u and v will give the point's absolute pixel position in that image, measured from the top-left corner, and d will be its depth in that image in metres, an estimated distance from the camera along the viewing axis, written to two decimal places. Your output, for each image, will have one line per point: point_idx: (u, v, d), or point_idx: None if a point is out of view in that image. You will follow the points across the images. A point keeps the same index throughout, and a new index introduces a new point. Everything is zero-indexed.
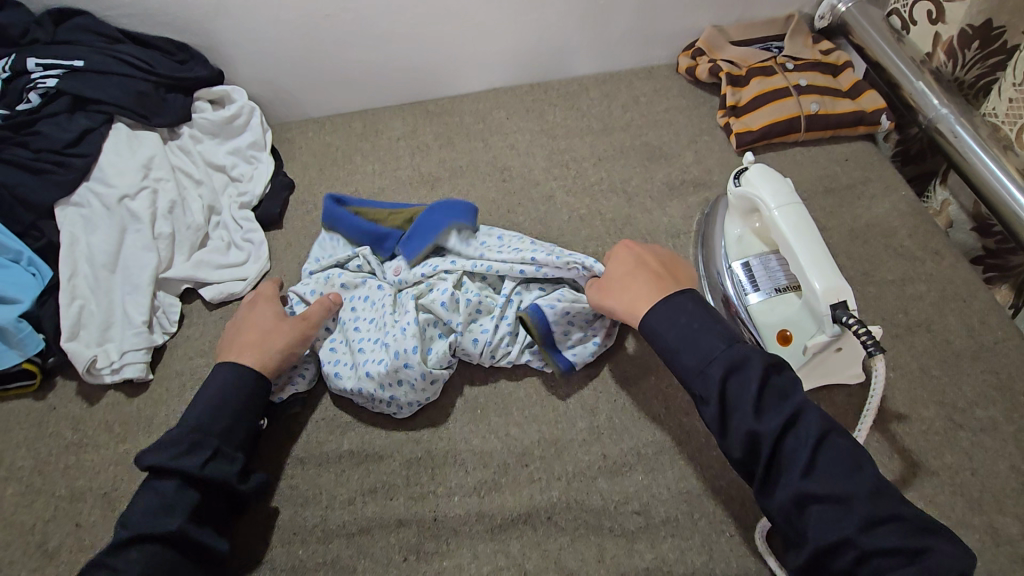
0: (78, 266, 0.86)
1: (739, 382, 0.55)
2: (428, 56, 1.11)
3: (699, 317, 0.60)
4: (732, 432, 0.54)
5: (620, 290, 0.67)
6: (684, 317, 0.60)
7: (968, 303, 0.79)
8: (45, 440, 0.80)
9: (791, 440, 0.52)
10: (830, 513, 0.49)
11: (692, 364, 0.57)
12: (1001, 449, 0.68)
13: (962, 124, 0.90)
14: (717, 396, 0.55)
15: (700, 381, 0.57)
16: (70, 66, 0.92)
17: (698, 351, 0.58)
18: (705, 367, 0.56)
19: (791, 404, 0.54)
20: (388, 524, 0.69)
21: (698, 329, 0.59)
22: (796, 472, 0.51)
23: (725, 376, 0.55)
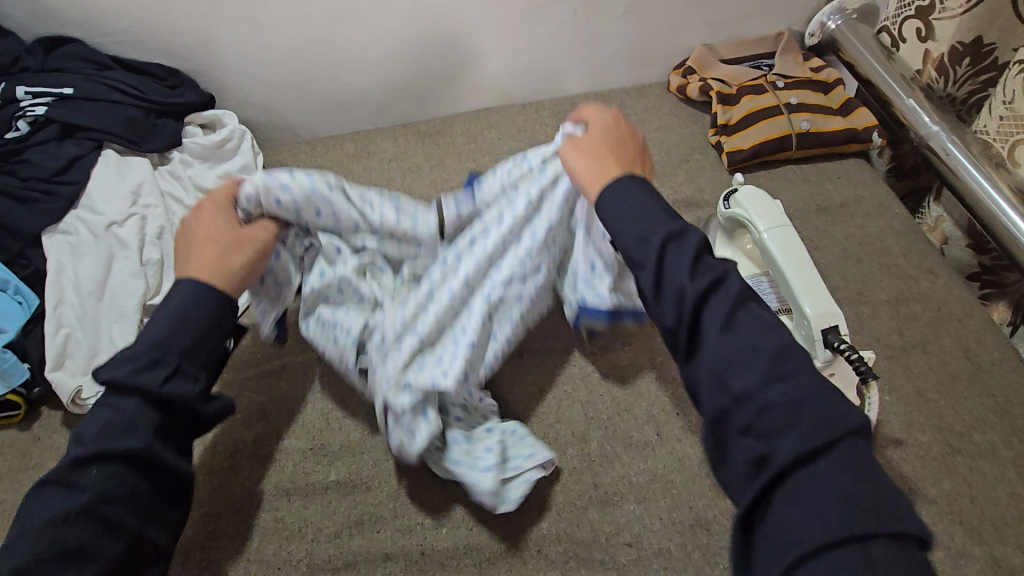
0: (65, 294, 0.85)
1: (681, 262, 0.50)
2: (419, 78, 1.12)
3: (643, 203, 0.55)
4: (666, 293, 0.49)
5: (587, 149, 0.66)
6: (633, 199, 0.55)
7: (964, 323, 0.78)
8: (29, 473, 0.79)
9: (712, 309, 0.48)
10: (735, 377, 0.45)
11: (629, 245, 0.53)
12: (1000, 474, 0.66)
13: (953, 142, 0.89)
14: (654, 262, 0.51)
15: (642, 248, 0.52)
16: (59, 94, 0.93)
17: (639, 229, 0.53)
18: (645, 239, 0.52)
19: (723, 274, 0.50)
20: (375, 558, 0.67)
21: (643, 213, 0.54)
22: (713, 332, 0.47)
23: (665, 243, 0.51)
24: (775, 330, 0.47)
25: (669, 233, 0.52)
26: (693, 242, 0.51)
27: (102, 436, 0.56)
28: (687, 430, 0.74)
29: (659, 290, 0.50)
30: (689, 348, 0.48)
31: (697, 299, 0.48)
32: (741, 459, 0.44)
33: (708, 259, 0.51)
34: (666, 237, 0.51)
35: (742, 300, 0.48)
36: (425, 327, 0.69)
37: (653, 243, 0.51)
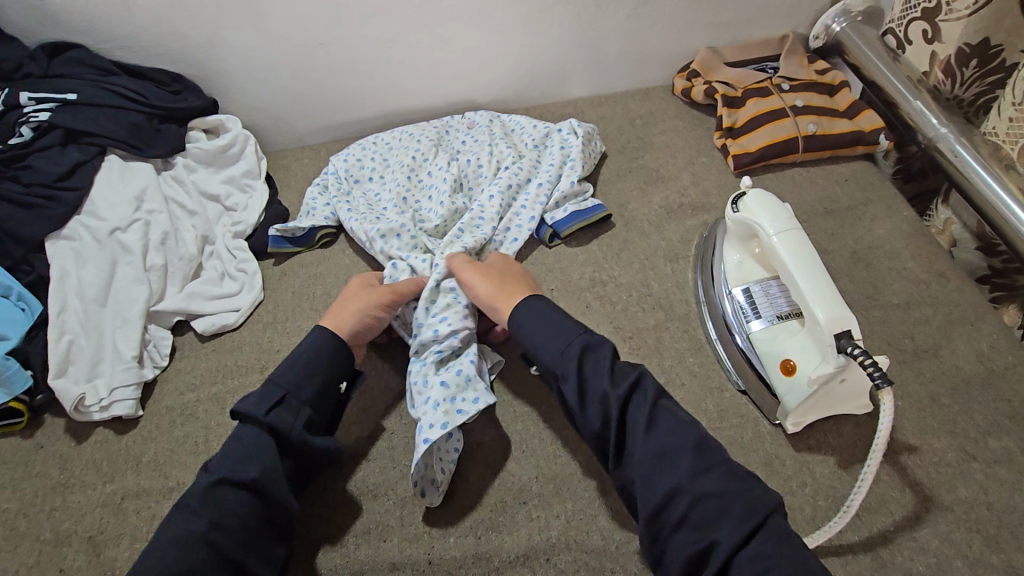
0: (68, 300, 0.85)
1: (604, 372, 0.63)
2: (423, 82, 1.11)
3: (552, 316, 0.69)
4: (590, 403, 0.62)
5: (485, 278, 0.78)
6: (538, 318, 0.69)
7: (976, 326, 0.77)
8: (32, 481, 0.78)
9: (635, 413, 0.61)
10: (663, 472, 0.57)
11: (551, 358, 0.66)
12: (1016, 481, 0.65)
13: (962, 144, 0.89)
14: (574, 376, 0.63)
15: (561, 360, 0.65)
16: (63, 99, 0.92)
17: (551, 345, 0.66)
18: (564, 351, 0.65)
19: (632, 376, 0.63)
20: (382, 567, 0.66)
21: (549, 324, 0.68)
22: (637, 438, 0.59)
23: (582, 353, 0.65)
24: (686, 418, 0.61)
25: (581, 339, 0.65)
26: (594, 345, 0.66)
27: (224, 467, 0.62)
28: None
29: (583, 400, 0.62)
30: (619, 455, 0.61)
31: (621, 403, 0.61)
32: (682, 552, 0.55)
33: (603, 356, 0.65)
34: (579, 347, 0.65)
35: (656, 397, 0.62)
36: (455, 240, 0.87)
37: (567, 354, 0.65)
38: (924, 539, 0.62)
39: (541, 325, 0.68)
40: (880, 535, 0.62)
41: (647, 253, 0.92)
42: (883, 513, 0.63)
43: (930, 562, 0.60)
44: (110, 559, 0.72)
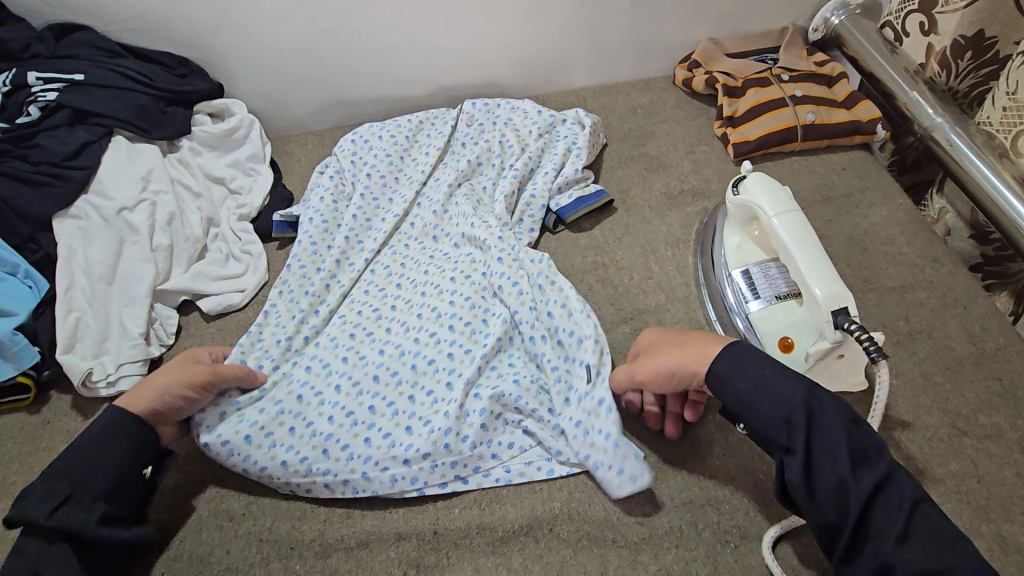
0: (76, 278, 0.85)
1: (836, 436, 0.55)
2: (427, 70, 1.13)
3: (763, 368, 0.59)
4: (821, 489, 0.53)
5: (677, 351, 0.65)
6: (750, 373, 0.59)
7: (968, 309, 0.79)
8: (38, 455, 0.79)
9: (882, 504, 0.52)
10: (908, 567, 0.50)
11: (775, 419, 0.57)
12: (1006, 455, 0.67)
13: (956, 133, 0.91)
14: (805, 447, 0.55)
15: (785, 430, 0.56)
16: (70, 79, 0.93)
17: (786, 401, 0.57)
18: (789, 421, 0.56)
19: (872, 458, 0.54)
20: (387, 537, 0.67)
21: (776, 376, 0.59)
22: (887, 540, 0.51)
23: (808, 425, 0.55)
24: (927, 509, 0.52)
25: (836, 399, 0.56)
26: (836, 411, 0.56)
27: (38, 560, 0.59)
28: (697, 413, 0.74)
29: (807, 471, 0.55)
30: (850, 542, 0.53)
31: (852, 475, 0.53)
32: None
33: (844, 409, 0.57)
34: (831, 399, 0.57)
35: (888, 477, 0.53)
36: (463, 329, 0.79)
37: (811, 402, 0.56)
38: None
39: (729, 370, 0.60)
40: None
41: (647, 239, 0.93)
42: None
43: None
44: None
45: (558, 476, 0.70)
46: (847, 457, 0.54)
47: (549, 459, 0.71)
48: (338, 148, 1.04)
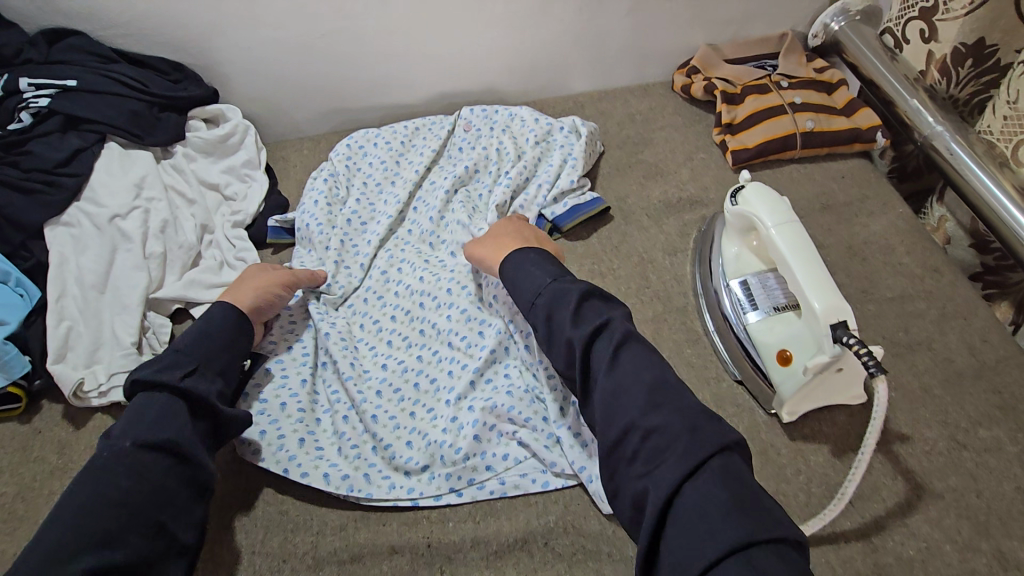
0: (67, 286, 0.85)
1: (587, 306, 0.64)
2: (424, 75, 1.12)
3: (541, 265, 0.70)
4: (556, 341, 0.64)
5: (492, 241, 0.79)
6: (530, 262, 0.70)
7: (968, 320, 0.78)
8: (29, 465, 0.78)
9: (599, 349, 0.61)
10: (618, 411, 0.57)
11: (528, 299, 0.68)
12: (1006, 470, 0.66)
13: (957, 142, 0.90)
14: (543, 319, 0.65)
15: (532, 312, 0.67)
16: (62, 85, 0.92)
17: (541, 281, 0.68)
18: (535, 299, 0.67)
19: (616, 322, 0.62)
20: (380, 550, 0.67)
21: (544, 267, 0.69)
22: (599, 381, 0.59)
23: (548, 306, 0.65)
24: (652, 366, 0.59)
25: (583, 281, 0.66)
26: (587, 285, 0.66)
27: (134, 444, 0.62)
28: None
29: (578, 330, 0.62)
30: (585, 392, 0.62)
31: (587, 338, 0.61)
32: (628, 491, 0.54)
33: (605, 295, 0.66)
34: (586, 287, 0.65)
35: (622, 340, 0.61)
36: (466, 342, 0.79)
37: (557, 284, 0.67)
38: (915, 525, 0.63)
39: (523, 257, 0.71)
40: (873, 522, 0.63)
41: (645, 247, 0.93)
42: (876, 500, 0.64)
43: (921, 547, 0.61)
44: None
45: (555, 488, 0.69)
46: (569, 320, 0.63)
47: (544, 472, 0.70)
48: (333, 153, 1.04)
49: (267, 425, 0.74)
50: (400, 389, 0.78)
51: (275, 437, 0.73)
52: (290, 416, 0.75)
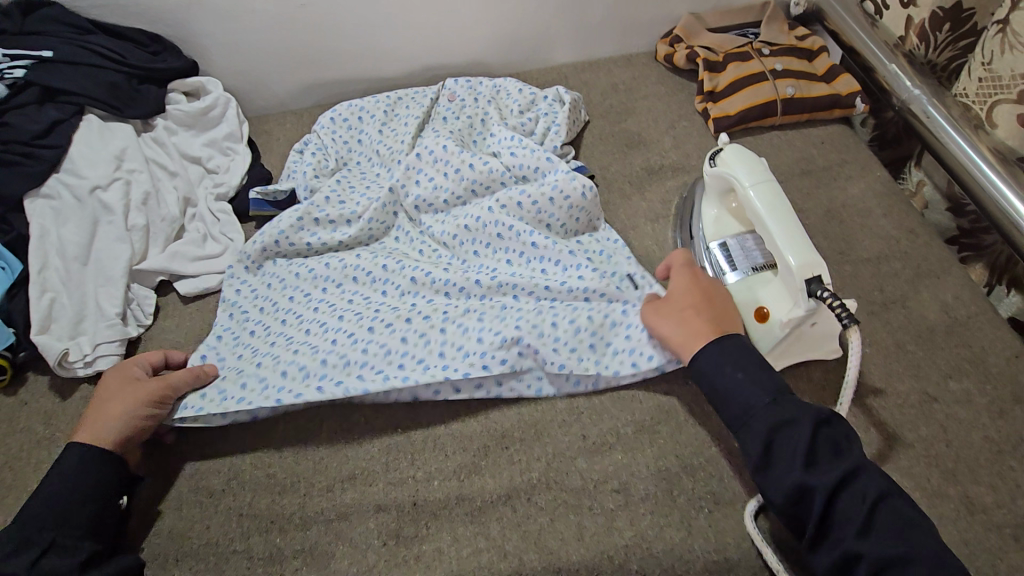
0: (49, 258, 0.84)
1: (828, 440, 0.56)
2: (408, 47, 1.11)
3: (748, 362, 0.61)
4: (775, 484, 0.55)
5: (679, 319, 0.67)
6: (736, 364, 0.61)
7: (941, 279, 0.80)
8: (16, 435, 0.79)
9: (847, 498, 0.53)
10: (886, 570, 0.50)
11: (740, 417, 0.59)
12: (975, 420, 0.68)
13: (933, 105, 0.91)
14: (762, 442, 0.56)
15: (745, 427, 0.58)
16: (39, 56, 0.91)
17: (761, 393, 0.59)
18: (747, 420, 0.58)
19: (873, 471, 0.54)
20: (367, 509, 0.68)
21: (760, 367, 0.61)
22: (851, 531, 0.52)
23: (769, 431, 0.56)
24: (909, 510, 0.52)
25: (813, 412, 0.56)
26: (824, 412, 0.57)
27: None
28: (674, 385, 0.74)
29: (812, 458, 0.54)
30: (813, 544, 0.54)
31: (835, 483, 0.53)
32: None
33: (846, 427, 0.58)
34: (816, 413, 0.57)
35: (881, 493, 0.53)
36: (435, 276, 0.81)
37: (775, 408, 0.58)
38: (886, 473, 0.64)
39: (719, 344, 0.63)
40: None
41: (628, 215, 0.93)
42: None
43: None
44: None
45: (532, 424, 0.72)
46: (804, 451, 0.54)
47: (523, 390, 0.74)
48: (318, 125, 1.04)
49: (240, 350, 0.80)
50: (360, 312, 0.80)
51: (248, 357, 0.78)
52: (264, 335, 0.81)
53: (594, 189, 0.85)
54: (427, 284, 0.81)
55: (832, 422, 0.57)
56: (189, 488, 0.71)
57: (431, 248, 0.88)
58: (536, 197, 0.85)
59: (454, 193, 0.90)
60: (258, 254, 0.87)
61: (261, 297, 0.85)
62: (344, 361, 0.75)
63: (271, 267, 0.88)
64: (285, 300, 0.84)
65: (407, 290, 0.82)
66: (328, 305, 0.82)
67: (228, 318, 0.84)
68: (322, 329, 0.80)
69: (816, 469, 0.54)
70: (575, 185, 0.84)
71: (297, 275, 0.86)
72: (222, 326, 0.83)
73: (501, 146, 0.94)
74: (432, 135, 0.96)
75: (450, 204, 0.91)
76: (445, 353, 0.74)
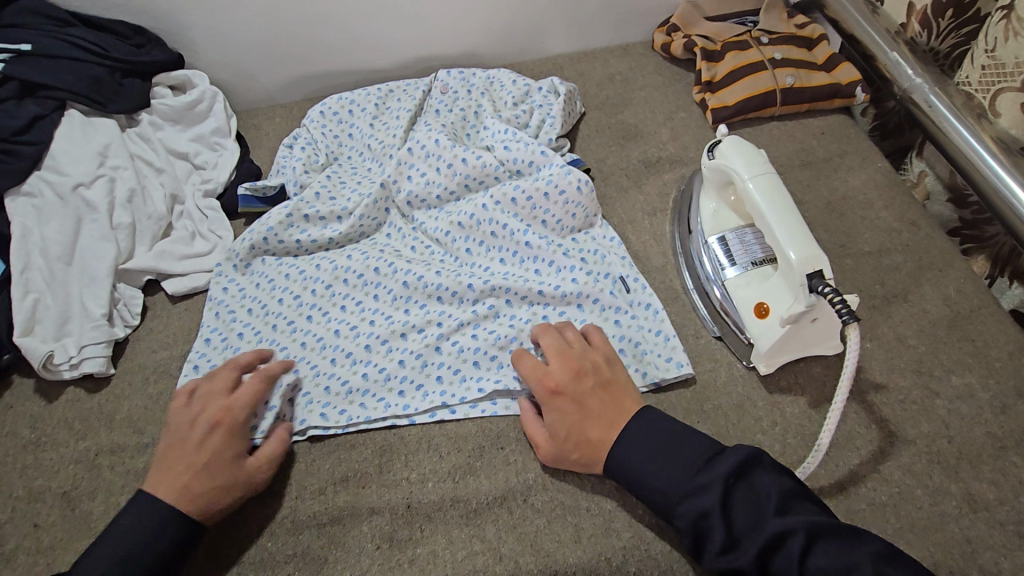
0: (32, 258, 0.82)
1: (742, 496, 0.54)
2: (399, 38, 1.08)
3: (656, 436, 0.59)
4: (714, 559, 0.52)
5: (579, 443, 0.62)
6: (649, 446, 0.58)
7: (944, 272, 0.78)
8: (1, 439, 0.77)
9: (780, 559, 0.50)
10: None
11: (665, 501, 0.56)
12: (978, 416, 0.66)
13: (935, 94, 0.89)
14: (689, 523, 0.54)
15: (672, 508, 0.55)
16: (16, 50, 0.88)
17: (674, 477, 0.56)
18: (672, 503, 0.55)
19: (793, 518, 0.51)
20: (360, 512, 0.66)
21: (663, 436, 0.59)
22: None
23: (694, 511, 0.53)
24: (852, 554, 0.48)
25: (720, 478, 0.54)
26: (729, 464, 0.55)
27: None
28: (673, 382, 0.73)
29: (732, 539, 0.52)
30: None
31: (759, 556, 0.50)
32: None
33: (762, 463, 0.56)
34: (720, 477, 0.54)
35: (808, 541, 0.50)
36: (427, 281, 0.79)
37: (695, 482, 0.55)
38: (888, 471, 0.63)
39: (631, 441, 0.59)
40: (847, 472, 0.64)
41: (624, 209, 0.91)
42: (850, 449, 0.65)
43: (893, 492, 0.62)
44: (85, 514, 0.71)
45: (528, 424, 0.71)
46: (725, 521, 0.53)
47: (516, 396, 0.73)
48: (307, 119, 1.02)
49: (230, 353, 0.79)
50: (356, 325, 0.79)
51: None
52: (254, 338, 0.80)
53: (589, 183, 0.83)
54: (419, 288, 0.79)
55: (754, 477, 0.55)
56: None
57: (424, 247, 0.86)
58: (530, 192, 0.83)
59: (447, 188, 0.88)
60: (247, 252, 0.85)
61: (248, 297, 0.84)
62: (347, 388, 0.74)
63: (262, 266, 0.86)
64: (274, 302, 0.83)
65: (401, 296, 0.80)
66: (321, 310, 0.82)
67: (213, 320, 0.82)
68: (317, 338, 0.79)
69: (739, 542, 0.52)
70: (571, 181, 0.83)
71: (288, 277, 0.85)
72: (207, 328, 0.81)
73: (494, 139, 0.92)
74: (423, 128, 0.93)
75: (443, 201, 0.89)
76: (443, 378, 0.73)
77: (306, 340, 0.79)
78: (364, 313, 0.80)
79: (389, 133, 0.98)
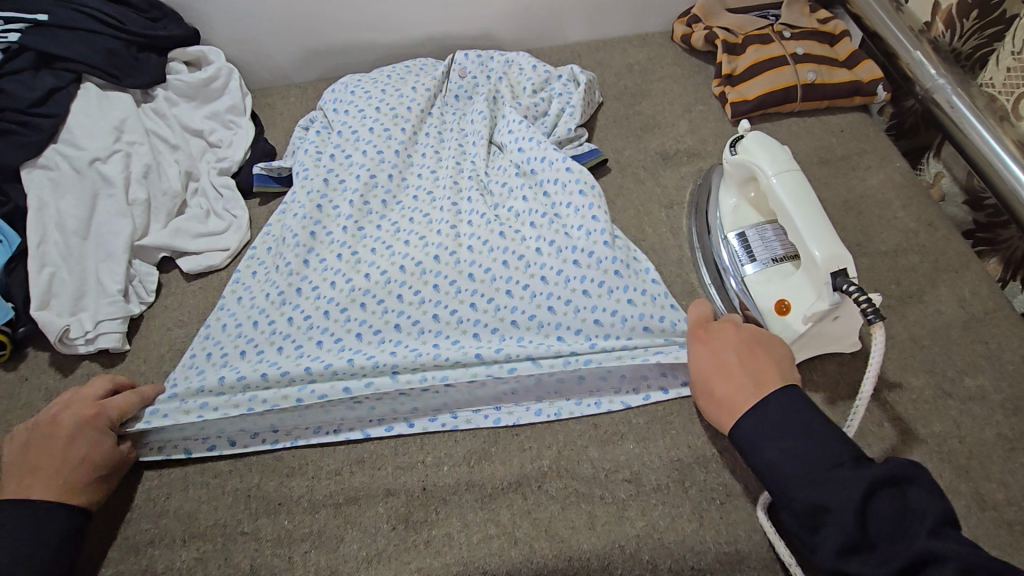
0: (47, 231, 0.82)
1: (886, 500, 0.48)
2: (418, 20, 1.08)
3: (803, 430, 0.53)
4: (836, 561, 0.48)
5: (726, 377, 0.60)
6: (786, 437, 0.53)
7: (961, 273, 0.78)
8: (17, 412, 0.77)
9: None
10: None
11: (802, 488, 0.50)
12: (989, 417, 0.67)
13: (957, 94, 0.89)
14: (844, 508, 0.48)
15: (808, 491, 0.50)
16: (33, 20, 0.88)
17: (811, 459, 0.51)
18: (813, 480, 0.50)
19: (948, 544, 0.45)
20: (376, 493, 0.67)
21: (816, 426, 0.53)
22: None
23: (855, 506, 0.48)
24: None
25: (865, 478, 0.49)
26: (877, 470, 0.49)
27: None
28: None
29: (863, 540, 0.47)
30: None
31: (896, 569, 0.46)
32: None
33: (915, 479, 0.49)
34: (867, 479, 0.49)
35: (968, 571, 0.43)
36: (461, 315, 0.76)
37: (842, 472, 0.50)
38: None
39: (762, 425, 0.55)
40: None
41: (641, 200, 0.91)
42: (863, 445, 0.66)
43: None
44: None
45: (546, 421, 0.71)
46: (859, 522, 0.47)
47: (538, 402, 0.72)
48: (323, 102, 1.01)
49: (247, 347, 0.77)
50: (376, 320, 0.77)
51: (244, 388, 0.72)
52: (269, 334, 0.78)
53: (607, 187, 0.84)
54: (449, 293, 0.78)
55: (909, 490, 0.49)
56: (201, 469, 0.71)
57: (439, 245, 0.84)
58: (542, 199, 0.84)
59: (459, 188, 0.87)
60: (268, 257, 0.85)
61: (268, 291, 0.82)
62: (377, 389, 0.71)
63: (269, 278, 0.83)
64: (294, 295, 0.81)
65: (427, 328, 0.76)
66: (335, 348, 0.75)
67: (206, 360, 0.77)
68: (337, 338, 0.76)
69: (873, 547, 0.48)
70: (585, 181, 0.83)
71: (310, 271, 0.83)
72: (188, 361, 0.77)
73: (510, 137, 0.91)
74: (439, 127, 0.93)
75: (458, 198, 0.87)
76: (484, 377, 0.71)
77: (327, 342, 0.76)
78: (384, 344, 0.75)
79: (398, 120, 0.95)
